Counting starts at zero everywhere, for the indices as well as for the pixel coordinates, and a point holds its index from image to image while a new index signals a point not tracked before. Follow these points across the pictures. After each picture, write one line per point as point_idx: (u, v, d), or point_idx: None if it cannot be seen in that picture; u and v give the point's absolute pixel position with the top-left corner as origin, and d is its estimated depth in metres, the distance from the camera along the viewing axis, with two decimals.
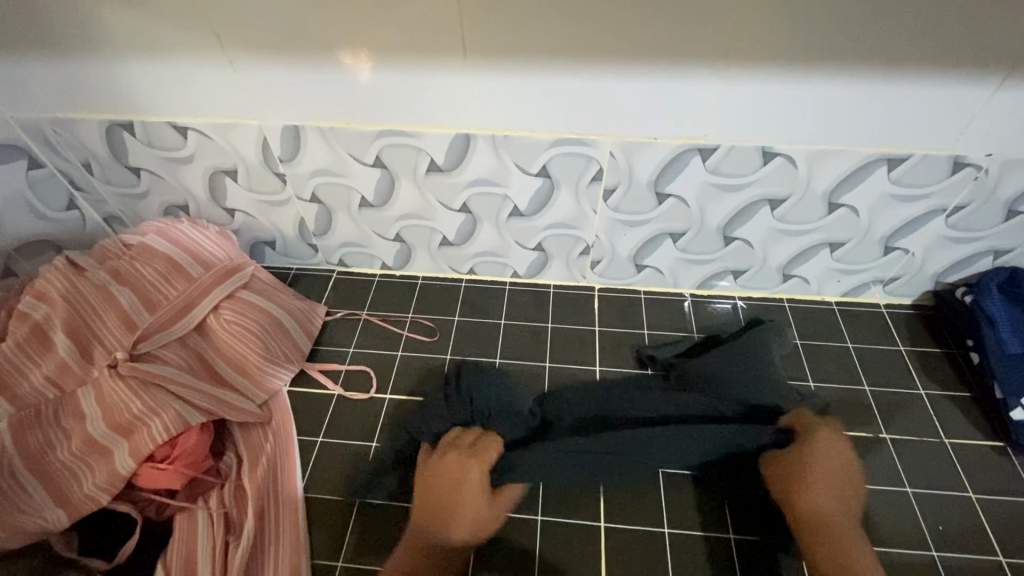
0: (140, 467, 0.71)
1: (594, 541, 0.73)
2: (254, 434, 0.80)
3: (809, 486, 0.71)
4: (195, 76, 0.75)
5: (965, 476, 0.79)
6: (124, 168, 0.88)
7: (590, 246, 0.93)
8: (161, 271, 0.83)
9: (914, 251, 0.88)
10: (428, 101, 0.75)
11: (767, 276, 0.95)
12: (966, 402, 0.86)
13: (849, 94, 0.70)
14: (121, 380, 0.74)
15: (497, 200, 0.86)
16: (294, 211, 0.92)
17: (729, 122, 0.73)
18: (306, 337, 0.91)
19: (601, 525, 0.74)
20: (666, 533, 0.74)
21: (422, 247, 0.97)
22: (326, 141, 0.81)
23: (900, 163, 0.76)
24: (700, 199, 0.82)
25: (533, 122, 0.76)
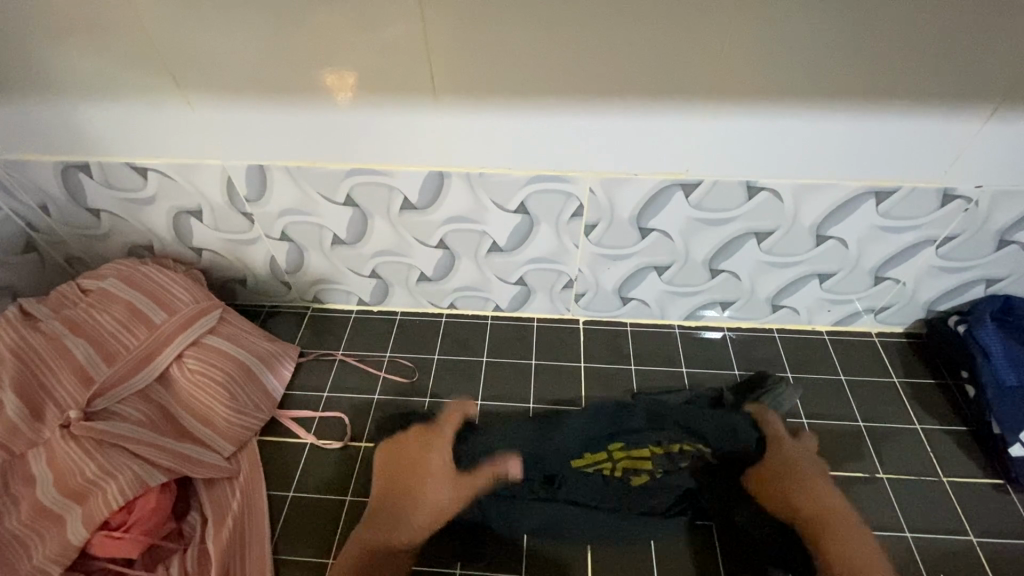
0: (94, 536, 0.66)
1: None
2: (220, 490, 0.75)
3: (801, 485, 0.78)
4: (152, 117, 0.71)
5: (964, 516, 0.76)
6: (83, 209, 0.84)
7: (572, 280, 0.90)
8: (119, 318, 0.78)
9: (905, 281, 0.86)
10: (398, 139, 0.72)
11: (756, 307, 0.92)
12: (963, 436, 0.84)
13: (834, 129, 0.67)
14: (74, 441, 0.69)
15: (474, 236, 0.83)
16: (264, 249, 0.88)
17: (712, 158, 0.71)
18: (277, 382, 0.87)
19: None
20: None
21: (399, 283, 0.94)
22: (294, 180, 0.77)
23: (889, 196, 0.73)
24: (684, 233, 0.80)
25: (509, 160, 0.73)
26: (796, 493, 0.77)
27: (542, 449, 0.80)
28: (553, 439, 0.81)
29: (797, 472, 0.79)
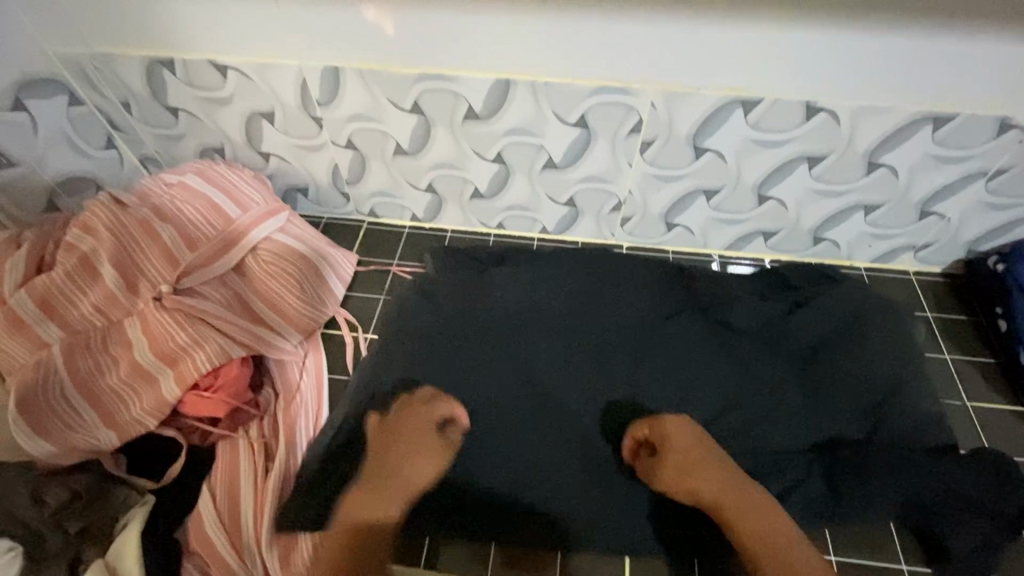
0: (186, 394, 0.73)
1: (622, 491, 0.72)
2: (290, 372, 0.82)
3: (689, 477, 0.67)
4: (238, 13, 0.75)
5: (985, 436, 0.81)
6: (162, 108, 0.89)
7: (621, 202, 0.93)
8: (200, 209, 0.84)
9: (951, 217, 0.87)
10: (470, 46, 0.74)
11: (798, 238, 0.94)
12: (990, 368, 0.87)
13: (904, 47, 0.68)
14: (166, 312, 0.76)
15: (532, 151, 0.86)
16: (329, 157, 0.93)
17: (775, 75, 0.72)
18: (339, 281, 0.91)
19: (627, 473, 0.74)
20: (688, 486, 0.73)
21: (453, 199, 0.98)
22: (366, 85, 0.80)
23: (946, 122, 0.75)
24: (738, 154, 0.82)
25: (575, 71, 0.75)
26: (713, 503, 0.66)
27: (552, 338, 0.81)
28: (560, 295, 0.85)
29: (686, 453, 0.69)
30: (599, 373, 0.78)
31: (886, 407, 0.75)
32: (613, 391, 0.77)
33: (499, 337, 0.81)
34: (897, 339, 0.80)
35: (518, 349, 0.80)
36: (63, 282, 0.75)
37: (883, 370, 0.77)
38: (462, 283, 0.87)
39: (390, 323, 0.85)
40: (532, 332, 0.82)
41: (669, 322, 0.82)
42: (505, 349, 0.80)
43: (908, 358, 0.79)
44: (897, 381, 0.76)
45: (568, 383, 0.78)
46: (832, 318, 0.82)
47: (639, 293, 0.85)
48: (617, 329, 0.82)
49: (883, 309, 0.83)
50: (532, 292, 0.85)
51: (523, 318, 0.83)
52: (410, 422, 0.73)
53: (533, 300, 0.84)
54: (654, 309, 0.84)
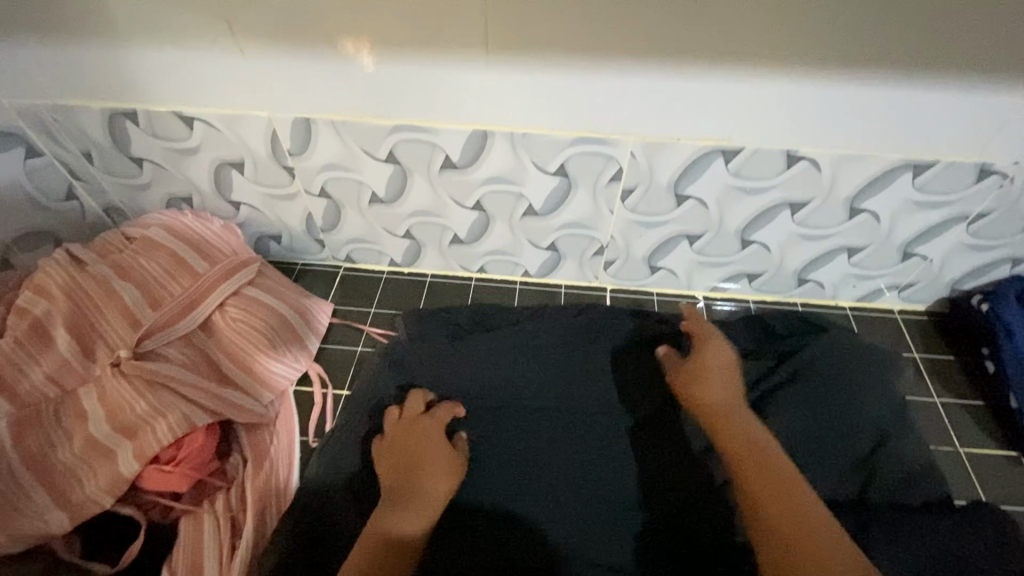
0: (145, 469, 0.68)
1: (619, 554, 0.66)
2: (260, 435, 0.78)
3: (707, 381, 0.68)
4: (204, 66, 0.72)
5: (979, 483, 0.79)
6: (126, 158, 0.85)
7: (604, 246, 0.91)
8: (165, 265, 0.80)
9: (933, 258, 0.87)
10: (447, 96, 0.72)
11: (783, 279, 0.93)
12: (979, 410, 0.86)
13: (882, 99, 0.68)
14: (125, 379, 0.71)
15: (511, 198, 0.84)
16: (302, 205, 0.90)
17: (757, 125, 0.72)
18: (312, 334, 0.88)
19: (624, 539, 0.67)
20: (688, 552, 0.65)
21: (432, 245, 0.95)
22: (339, 135, 0.78)
23: (926, 170, 0.74)
24: (720, 201, 0.81)
25: (554, 121, 0.74)
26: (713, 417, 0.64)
27: (531, 413, 0.77)
28: (538, 367, 0.80)
29: (706, 375, 0.69)
30: (581, 436, 0.74)
31: (877, 459, 0.73)
32: (607, 465, 0.72)
33: (479, 419, 0.76)
34: (883, 389, 0.79)
35: (501, 428, 0.75)
36: (13, 349, 0.71)
37: (873, 422, 0.76)
38: (435, 351, 0.81)
39: (358, 404, 0.79)
40: (506, 390, 0.78)
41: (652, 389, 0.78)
42: (486, 429, 0.75)
43: (892, 405, 0.77)
44: (886, 430, 0.75)
45: (557, 463, 0.72)
46: (813, 368, 0.80)
47: (620, 355, 0.82)
48: (600, 399, 0.78)
49: (866, 355, 0.82)
50: (511, 363, 0.80)
51: (503, 394, 0.78)
52: (405, 431, 0.71)
53: (512, 372, 0.80)
54: (636, 374, 0.80)
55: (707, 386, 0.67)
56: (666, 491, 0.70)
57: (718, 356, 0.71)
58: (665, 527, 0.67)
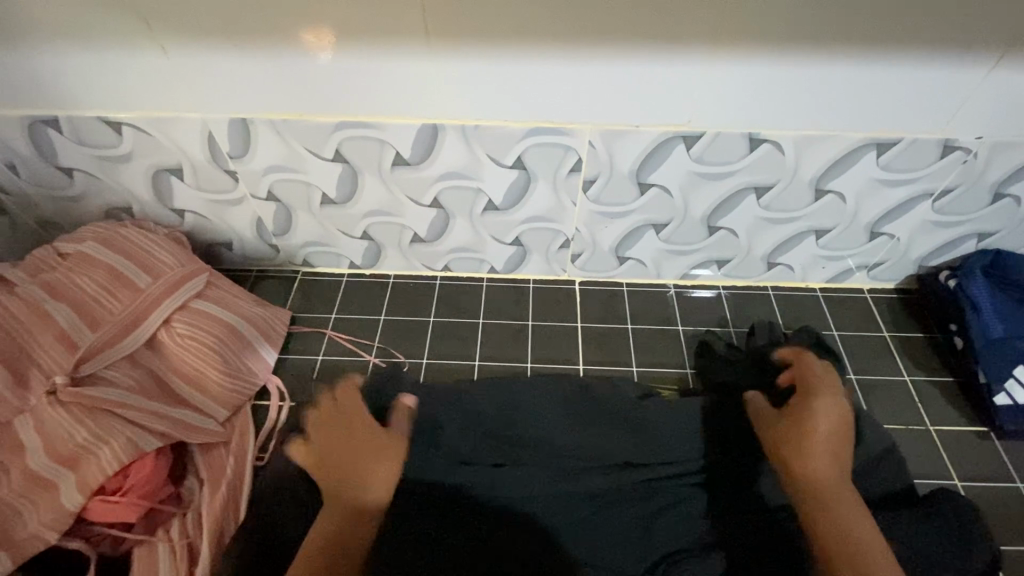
0: (90, 501, 0.65)
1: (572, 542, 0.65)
2: (215, 456, 0.74)
3: (805, 449, 0.59)
4: (126, 68, 0.67)
5: (951, 463, 0.79)
6: (55, 169, 0.80)
7: (569, 239, 0.88)
8: (103, 282, 0.75)
9: (900, 236, 0.86)
10: (392, 89, 0.68)
11: (752, 264, 0.92)
12: (948, 386, 0.86)
13: (842, 77, 0.65)
14: (63, 407, 0.67)
15: (470, 194, 0.80)
16: (250, 210, 0.85)
17: (716, 109, 0.69)
18: (268, 345, 0.84)
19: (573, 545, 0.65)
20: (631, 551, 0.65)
21: (392, 245, 0.91)
22: (279, 135, 0.73)
23: (890, 147, 0.73)
24: (684, 188, 0.78)
25: (507, 112, 0.70)
26: (812, 494, 0.57)
27: (472, 435, 0.73)
28: (513, 423, 0.75)
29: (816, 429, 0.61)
30: (519, 452, 0.72)
31: None
32: (553, 474, 0.70)
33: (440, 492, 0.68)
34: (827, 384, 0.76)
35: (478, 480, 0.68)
36: None
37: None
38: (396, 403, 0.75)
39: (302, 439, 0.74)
40: (429, 428, 0.73)
41: (630, 421, 0.75)
42: (452, 498, 0.68)
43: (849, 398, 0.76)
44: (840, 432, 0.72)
45: (541, 504, 0.67)
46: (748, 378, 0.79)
47: (596, 393, 0.78)
48: (587, 429, 0.74)
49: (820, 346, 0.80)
50: (472, 431, 0.74)
51: (478, 436, 0.73)
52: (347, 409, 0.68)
53: (469, 403, 0.77)
54: (604, 403, 0.77)
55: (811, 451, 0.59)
56: (664, 513, 0.67)
57: (828, 419, 0.61)
58: (612, 525, 0.66)
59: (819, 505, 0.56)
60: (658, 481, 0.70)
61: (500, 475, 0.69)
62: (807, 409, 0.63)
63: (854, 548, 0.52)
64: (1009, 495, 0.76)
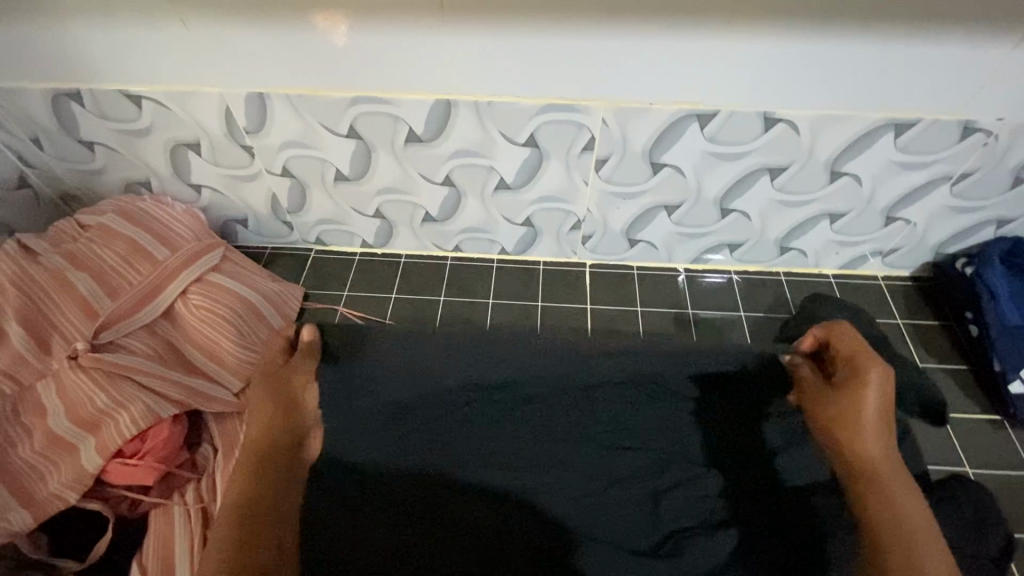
0: (109, 463, 0.66)
1: (568, 511, 0.66)
2: (230, 425, 0.76)
3: (856, 427, 0.60)
4: (146, 41, 0.68)
5: (961, 449, 0.78)
6: (77, 142, 0.81)
7: (581, 220, 0.88)
8: (122, 253, 0.77)
9: (917, 222, 0.85)
10: (407, 65, 0.69)
11: (765, 249, 0.91)
12: (962, 375, 0.85)
13: (860, 55, 0.65)
14: (83, 372, 0.69)
15: (481, 172, 0.81)
16: (265, 186, 0.86)
17: (730, 86, 0.68)
18: (282, 320, 0.86)
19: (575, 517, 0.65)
20: (630, 521, 0.65)
21: (404, 224, 0.92)
22: (296, 110, 0.74)
23: (908, 129, 0.72)
24: (697, 168, 0.78)
25: (520, 88, 0.70)
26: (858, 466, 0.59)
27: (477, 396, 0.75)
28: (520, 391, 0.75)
29: (855, 418, 0.61)
30: (525, 417, 0.73)
31: None
32: (559, 446, 0.71)
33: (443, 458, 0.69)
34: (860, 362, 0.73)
35: (484, 443, 0.71)
36: None
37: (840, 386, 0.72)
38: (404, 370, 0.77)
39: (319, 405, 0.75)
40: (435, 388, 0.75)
41: (656, 392, 0.74)
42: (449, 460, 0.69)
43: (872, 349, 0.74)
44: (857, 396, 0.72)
45: (546, 474, 0.68)
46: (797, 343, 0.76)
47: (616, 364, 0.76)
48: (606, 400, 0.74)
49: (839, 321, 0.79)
50: (483, 399, 0.74)
51: (488, 402, 0.74)
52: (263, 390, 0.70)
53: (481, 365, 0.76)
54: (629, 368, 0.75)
55: (859, 434, 0.60)
56: (671, 490, 0.67)
57: (879, 395, 0.61)
58: (614, 495, 0.67)
59: (869, 479, 0.58)
60: (666, 459, 0.69)
61: (493, 442, 0.71)
62: (844, 403, 0.62)
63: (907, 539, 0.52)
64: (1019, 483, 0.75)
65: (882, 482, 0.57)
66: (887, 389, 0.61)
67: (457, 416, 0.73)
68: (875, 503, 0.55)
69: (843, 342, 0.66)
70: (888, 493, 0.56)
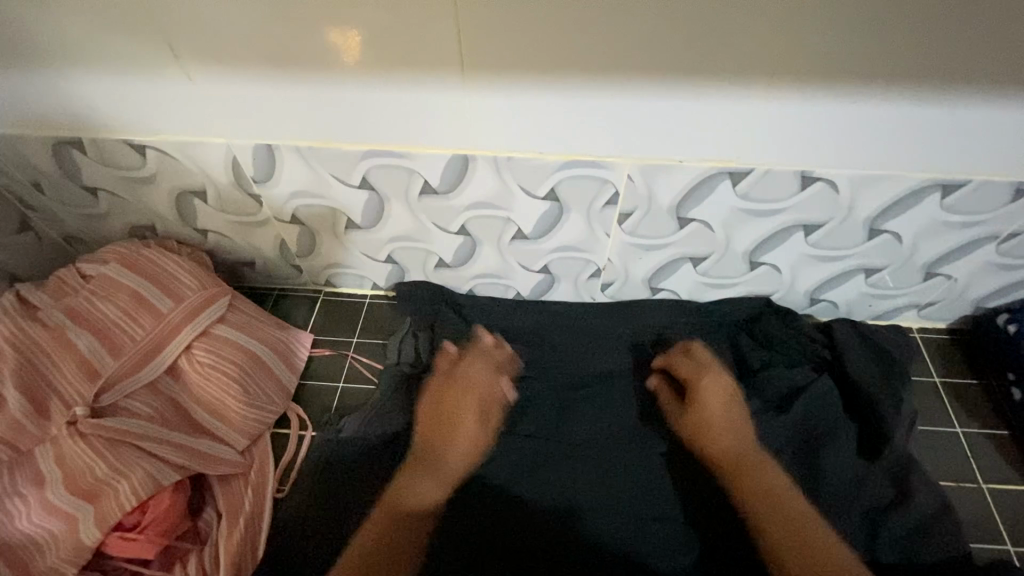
0: (108, 537, 0.64)
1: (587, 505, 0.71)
2: (234, 487, 0.73)
3: (703, 414, 0.73)
4: (150, 93, 0.65)
5: (1003, 525, 0.73)
6: (79, 187, 0.79)
7: (601, 269, 0.84)
8: (124, 307, 0.74)
9: (958, 278, 0.80)
10: (423, 121, 0.65)
11: (794, 300, 0.86)
12: (1002, 439, 0.80)
13: (908, 116, 0.60)
14: (81, 440, 0.66)
15: (499, 223, 0.77)
16: (273, 231, 0.83)
17: (768, 145, 0.64)
18: (289, 371, 0.83)
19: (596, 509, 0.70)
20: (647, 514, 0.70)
21: (417, 269, 0.88)
22: (306, 162, 0.71)
23: (956, 189, 0.67)
24: (727, 224, 0.74)
25: (542, 144, 0.66)
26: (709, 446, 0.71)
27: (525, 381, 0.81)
28: (586, 397, 0.79)
29: (711, 424, 0.72)
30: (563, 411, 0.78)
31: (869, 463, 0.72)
32: (591, 446, 0.75)
33: (500, 473, 0.73)
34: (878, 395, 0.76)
35: (526, 440, 0.76)
36: None
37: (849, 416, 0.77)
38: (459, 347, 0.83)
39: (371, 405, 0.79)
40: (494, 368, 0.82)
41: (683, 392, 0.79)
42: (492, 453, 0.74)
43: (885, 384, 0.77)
44: (863, 431, 0.75)
45: (573, 470, 0.73)
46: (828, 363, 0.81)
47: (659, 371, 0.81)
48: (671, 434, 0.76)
49: (874, 357, 0.81)
50: (533, 386, 0.81)
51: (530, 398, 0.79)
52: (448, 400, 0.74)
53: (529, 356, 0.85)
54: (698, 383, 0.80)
55: (714, 435, 0.71)
56: (682, 490, 0.72)
57: (715, 393, 0.74)
58: (639, 493, 0.72)
59: (733, 463, 0.68)
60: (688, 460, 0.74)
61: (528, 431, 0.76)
62: (696, 422, 0.73)
63: (785, 510, 0.62)
64: None
65: (743, 468, 0.67)
66: (722, 397, 0.74)
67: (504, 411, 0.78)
68: (750, 494, 0.65)
69: (685, 367, 0.78)
70: (763, 475, 0.66)
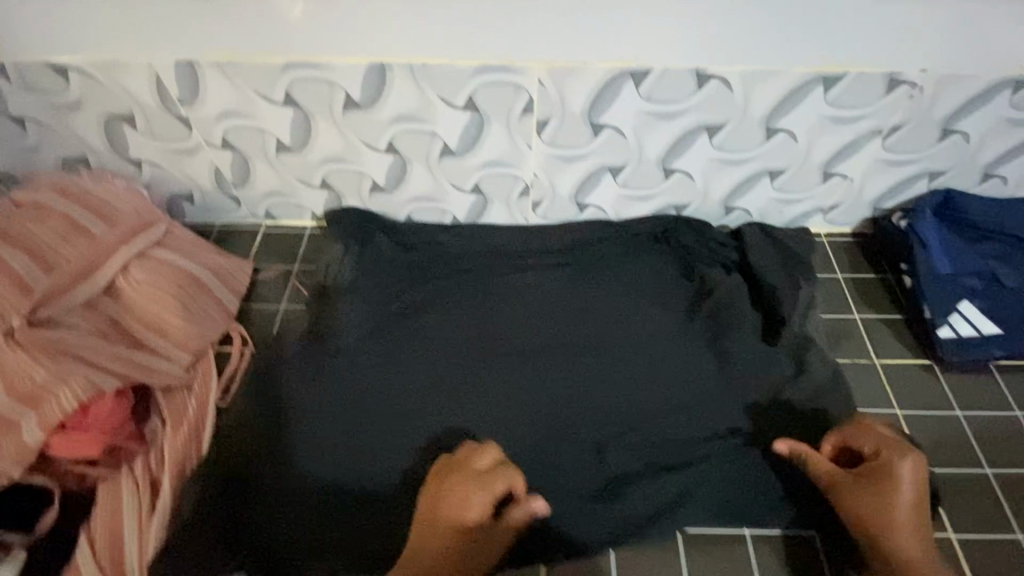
0: (51, 437, 0.67)
1: (506, 398, 0.77)
2: (178, 399, 0.75)
3: (894, 518, 0.58)
4: (78, 11, 0.70)
5: (894, 394, 0.81)
6: (7, 118, 0.80)
7: (529, 185, 0.87)
8: (58, 229, 0.76)
9: (853, 177, 0.87)
10: (342, 29, 0.71)
11: (710, 210, 0.91)
12: (896, 324, 0.88)
13: (762, 12, 0.70)
14: (19, 348, 0.68)
15: (424, 138, 0.81)
16: (206, 160, 0.85)
17: (654, 44, 0.72)
18: (230, 292, 0.85)
19: (515, 399, 0.76)
20: (566, 404, 0.76)
21: (352, 195, 0.90)
22: (229, 79, 0.74)
23: (835, 83, 0.76)
24: (637, 129, 0.79)
25: (452, 49, 0.72)
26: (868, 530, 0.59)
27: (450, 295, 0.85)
28: (507, 301, 0.84)
29: (896, 515, 0.58)
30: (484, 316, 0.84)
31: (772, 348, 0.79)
32: (512, 347, 0.81)
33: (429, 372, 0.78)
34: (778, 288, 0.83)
35: (451, 344, 0.81)
36: None
37: (755, 307, 0.83)
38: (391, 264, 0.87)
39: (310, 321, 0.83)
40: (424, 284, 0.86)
41: (601, 293, 0.85)
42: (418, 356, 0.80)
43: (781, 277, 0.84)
44: (766, 318, 0.82)
45: (493, 367, 0.79)
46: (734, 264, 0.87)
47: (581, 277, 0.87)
48: (586, 338, 0.82)
49: (778, 251, 0.88)
50: (458, 295, 0.85)
51: (453, 306, 0.84)
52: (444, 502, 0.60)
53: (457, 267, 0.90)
54: (616, 290, 0.86)
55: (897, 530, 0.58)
56: (602, 383, 0.78)
57: (915, 487, 0.59)
58: (556, 386, 0.78)
59: (880, 542, 0.59)
60: (604, 354, 0.80)
61: (449, 337, 0.81)
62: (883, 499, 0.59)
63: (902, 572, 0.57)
64: (947, 423, 0.78)
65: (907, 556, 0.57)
66: (919, 480, 0.60)
67: (428, 319, 0.83)
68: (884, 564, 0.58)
69: (868, 443, 0.63)
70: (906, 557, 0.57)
